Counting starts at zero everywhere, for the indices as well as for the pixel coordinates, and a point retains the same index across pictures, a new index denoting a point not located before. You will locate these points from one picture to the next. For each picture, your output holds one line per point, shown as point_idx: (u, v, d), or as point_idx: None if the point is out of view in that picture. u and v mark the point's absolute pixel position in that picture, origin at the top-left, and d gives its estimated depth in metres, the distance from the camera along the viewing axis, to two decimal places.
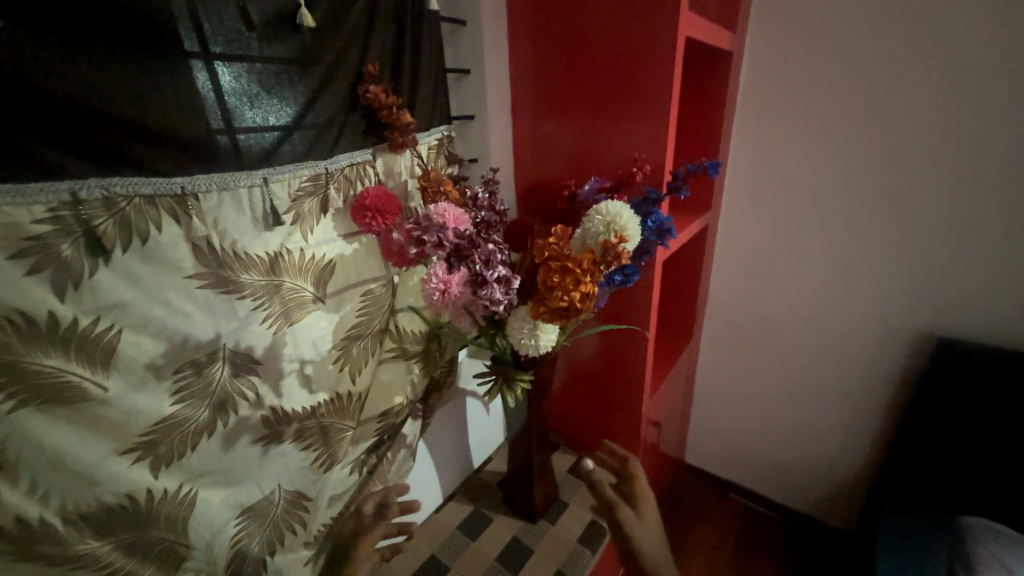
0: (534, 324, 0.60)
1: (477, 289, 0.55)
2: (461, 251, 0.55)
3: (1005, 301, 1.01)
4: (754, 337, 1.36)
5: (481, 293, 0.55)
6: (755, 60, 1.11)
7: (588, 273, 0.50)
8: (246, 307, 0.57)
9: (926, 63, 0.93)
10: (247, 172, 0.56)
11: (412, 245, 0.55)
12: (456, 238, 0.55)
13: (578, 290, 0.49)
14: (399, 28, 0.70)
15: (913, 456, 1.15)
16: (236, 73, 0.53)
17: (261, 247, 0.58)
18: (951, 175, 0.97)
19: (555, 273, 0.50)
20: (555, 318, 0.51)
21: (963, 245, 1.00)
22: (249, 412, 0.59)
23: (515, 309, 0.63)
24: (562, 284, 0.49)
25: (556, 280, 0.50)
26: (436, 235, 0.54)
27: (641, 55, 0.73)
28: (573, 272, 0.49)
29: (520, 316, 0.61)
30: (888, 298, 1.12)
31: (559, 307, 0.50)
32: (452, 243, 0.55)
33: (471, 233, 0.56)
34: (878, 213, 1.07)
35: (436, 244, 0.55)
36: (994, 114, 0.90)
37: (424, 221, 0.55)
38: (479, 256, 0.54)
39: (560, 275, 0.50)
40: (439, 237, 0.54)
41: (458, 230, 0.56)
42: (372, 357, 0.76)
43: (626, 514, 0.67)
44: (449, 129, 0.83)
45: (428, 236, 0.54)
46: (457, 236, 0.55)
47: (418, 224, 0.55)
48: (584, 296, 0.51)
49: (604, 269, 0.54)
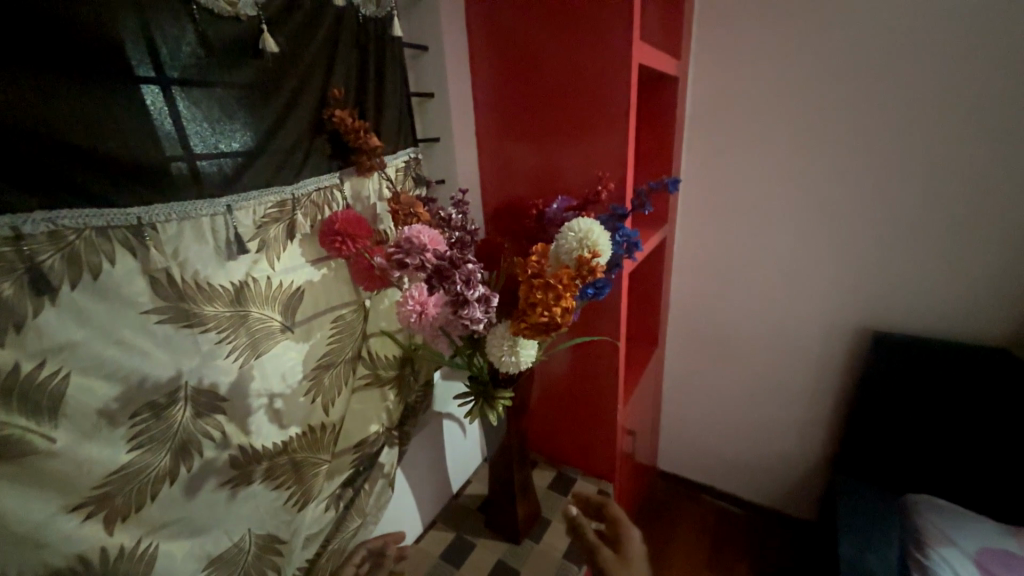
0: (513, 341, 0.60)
1: (458, 308, 0.55)
2: (443, 271, 0.55)
3: (928, 295, 1.13)
4: (715, 341, 1.43)
5: (461, 312, 0.54)
6: (699, 84, 1.20)
7: (568, 289, 0.52)
8: (210, 341, 0.54)
9: (846, 87, 1.05)
10: (209, 200, 0.53)
11: (395, 268, 0.56)
12: (438, 259, 0.55)
13: (559, 304, 0.51)
14: (363, 53, 0.70)
15: (863, 443, 1.24)
16: (194, 99, 0.51)
17: (225, 277, 0.56)
18: (874, 184, 1.09)
19: (537, 289, 0.51)
20: (536, 333, 0.52)
21: (888, 245, 1.12)
22: (214, 453, 0.55)
23: (493, 327, 0.63)
24: (543, 300, 0.51)
25: (538, 296, 0.51)
26: (417, 257, 0.55)
27: (600, 82, 0.77)
28: (554, 288, 0.51)
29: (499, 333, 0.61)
30: (830, 297, 1.22)
31: (540, 324, 0.51)
32: (432, 263, 0.55)
33: (451, 253, 0.56)
34: (815, 221, 1.17)
35: (418, 266, 0.55)
36: (905, 130, 1.03)
37: (406, 243, 0.55)
38: (460, 276, 0.54)
39: (542, 291, 0.51)
40: (421, 260, 0.55)
41: (438, 250, 0.56)
42: (345, 386, 0.73)
43: (608, 557, 0.65)
44: (416, 151, 0.84)
45: (411, 258, 0.55)
46: (437, 257, 0.55)
47: (399, 247, 0.56)
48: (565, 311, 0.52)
49: (580, 283, 0.56)
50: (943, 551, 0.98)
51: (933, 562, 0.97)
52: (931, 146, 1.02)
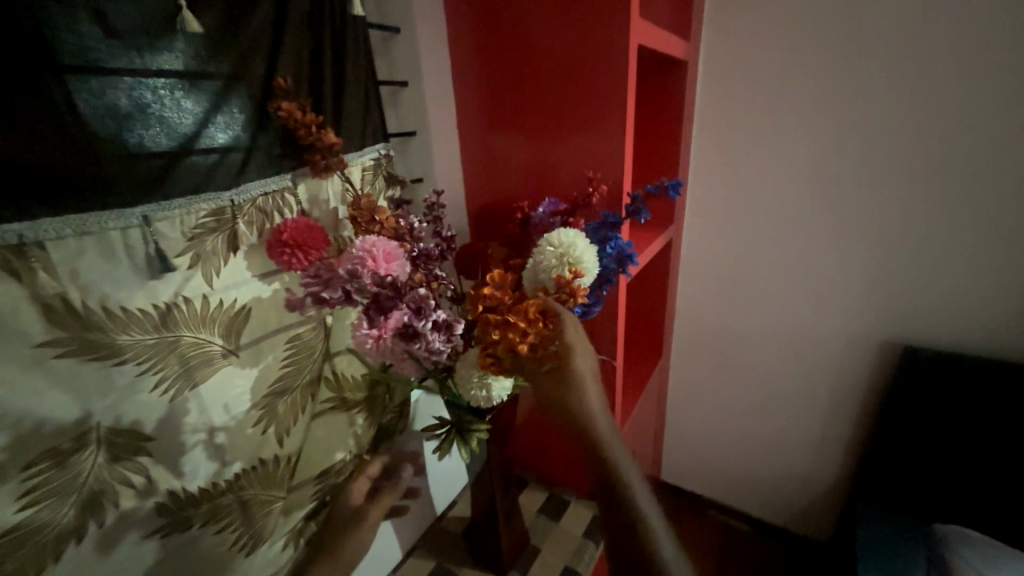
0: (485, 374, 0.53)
1: (408, 342, 0.47)
2: (382, 301, 0.47)
3: (963, 306, 1.01)
4: (724, 351, 1.33)
5: (415, 345, 0.47)
6: (709, 68, 1.07)
7: (535, 323, 0.45)
8: (129, 374, 0.47)
9: (878, 70, 0.92)
10: (121, 211, 0.45)
11: (314, 302, 0.47)
12: (373, 286, 0.47)
13: (524, 343, 0.45)
14: (317, 36, 0.61)
15: (886, 464, 1.14)
16: (98, 90, 0.42)
17: (146, 298, 0.48)
18: (907, 181, 0.97)
19: (494, 328, 0.45)
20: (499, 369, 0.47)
21: (919, 249, 1.00)
22: (136, 501, 0.48)
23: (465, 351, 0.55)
24: (504, 339, 0.45)
25: (497, 335, 0.45)
26: (339, 287, 0.47)
27: (592, 64, 0.67)
28: (516, 326, 0.45)
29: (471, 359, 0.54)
30: (852, 306, 1.11)
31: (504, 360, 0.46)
32: (369, 291, 0.47)
33: (394, 277, 0.48)
34: (838, 222, 1.06)
35: (345, 296, 0.47)
36: (945, 121, 0.90)
37: (324, 272, 0.47)
38: (409, 304, 0.48)
39: (500, 330, 0.45)
40: (345, 289, 0.47)
41: (377, 274, 0.48)
42: (303, 411, 0.66)
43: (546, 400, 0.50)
44: (387, 148, 0.75)
45: (330, 291, 0.46)
46: (375, 283, 0.47)
47: (318, 276, 0.47)
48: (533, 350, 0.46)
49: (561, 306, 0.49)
50: None
51: None
52: (972, 139, 0.89)
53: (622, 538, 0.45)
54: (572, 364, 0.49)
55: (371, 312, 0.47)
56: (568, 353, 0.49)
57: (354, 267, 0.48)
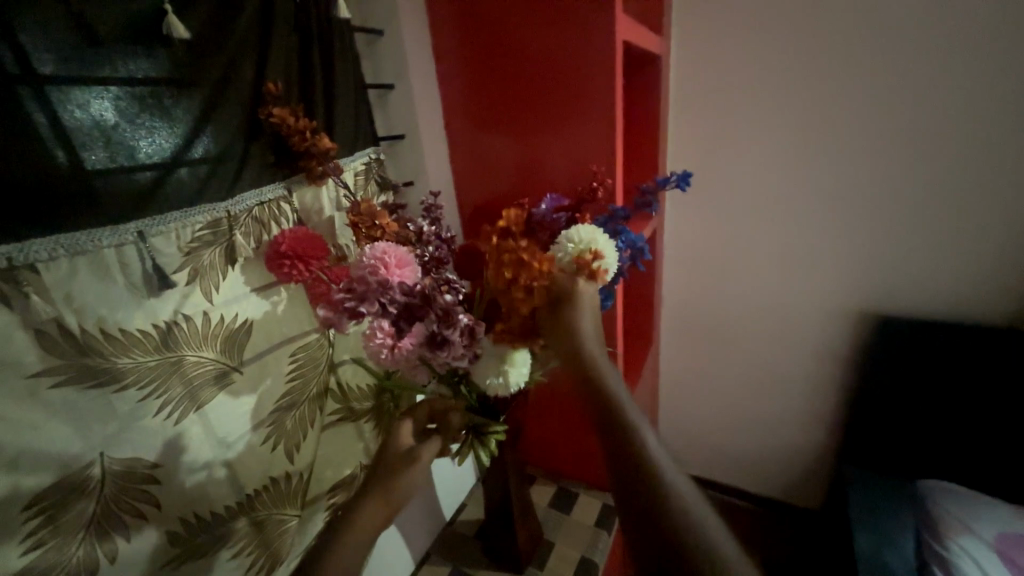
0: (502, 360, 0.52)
1: (434, 349, 0.48)
2: (413, 310, 0.48)
3: (926, 274, 1.09)
4: (711, 334, 1.38)
5: (441, 353, 0.47)
6: (681, 62, 1.11)
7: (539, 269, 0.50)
8: (131, 400, 0.44)
9: (836, 58, 0.98)
10: (114, 227, 0.43)
11: (350, 319, 0.48)
12: (403, 297, 0.48)
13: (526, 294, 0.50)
14: (303, 39, 0.60)
15: (871, 430, 1.22)
16: (81, 101, 0.40)
17: (145, 318, 0.46)
18: (869, 161, 1.03)
19: (506, 266, 0.51)
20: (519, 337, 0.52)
21: (884, 224, 1.07)
22: (146, 533, 0.45)
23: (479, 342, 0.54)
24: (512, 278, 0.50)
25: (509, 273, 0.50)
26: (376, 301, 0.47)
27: (581, 60, 0.68)
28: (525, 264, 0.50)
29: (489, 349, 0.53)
30: (827, 282, 1.18)
31: (525, 327, 0.52)
32: (397, 302, 0.48)
33: (421, 287, 0.49)
34: (809, 203, 1.12)
35: (378, 310, 0.47)
36: (905, 101, 0.96)
37: (359, 286, 0.47)
38: (435, 312, 0.47)
39: (512, 267, 0.50)
40: (379, 303, 0.47)
41: (403, 285, 0.48)
42: (312, 426, 0.64)
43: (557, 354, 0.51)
44: (377, 151, 0.74)
45: (367, 305, 0.47)
46: (404, 293, 0.48)
47: (353, 291, 0.48)
48: (548, 311, 0.52)
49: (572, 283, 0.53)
50: (959, 540, 0.97)
51: (952, 553, 0.95)
52: (924, 118, 0.96)
53: (623, 471, 0.40)
54: (578, 305, 0.52)
55: (401, 322, 0.48)
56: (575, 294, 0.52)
57: (381, 279, 0.48)
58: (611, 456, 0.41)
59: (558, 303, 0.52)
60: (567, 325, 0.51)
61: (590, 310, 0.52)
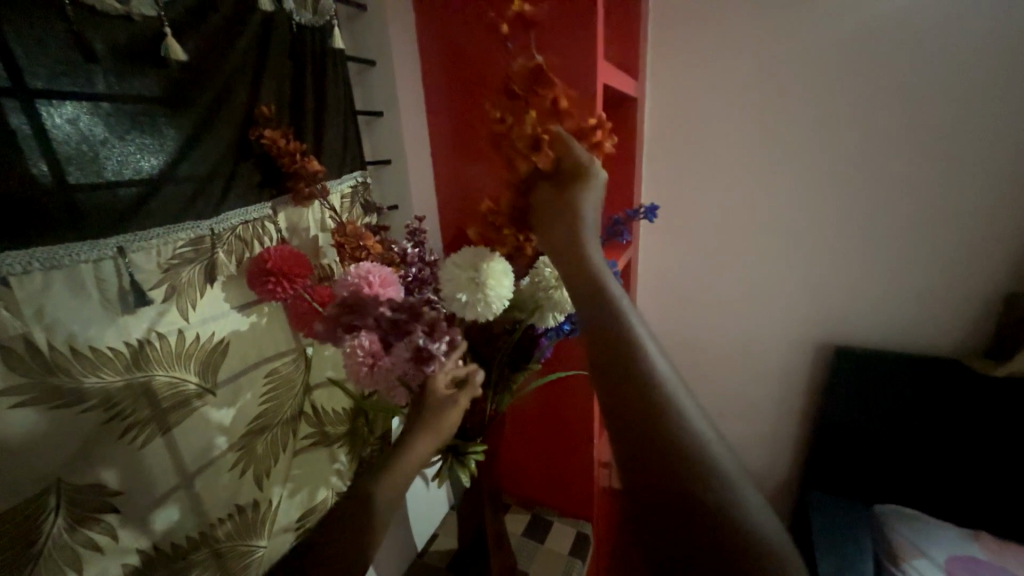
0: (477, 276, 0.50)
1: (418, 365, 0.46)
2: (400, 324, 0.46)
3: (875, 308, 1.18)
4: (682, 361, 1.42)
5: (425, 367, 0.46)
6: (655, 104, 1.19)
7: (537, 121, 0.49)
8: (96, 421, 0.42)
9: (792, 109, 1.08)
10: (93, 242, 0.42)
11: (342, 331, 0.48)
12: (391, 311, 0.47)
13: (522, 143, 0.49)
14: (298, 65, 0.62)
15: (831, 456, 1.27)
16: (71, 114, 0.40)
17: (118, 336, 0.44)
18: (823, 203, 1.13)
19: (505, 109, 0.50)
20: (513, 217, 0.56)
21: (836, 260, 1.16)
22: (100, 568, 0.43)
23: (447, 263, 0.53)
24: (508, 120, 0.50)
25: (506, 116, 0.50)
26: (371, 317, 0.46)
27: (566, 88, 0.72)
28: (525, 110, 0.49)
29: (460, 268, 0.51)
30: (788, 312, 1.26)
31: (518, 206, 0.54)
32: (387, 316, 0.46)
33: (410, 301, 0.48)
34: (770, 239, 1.20)
35: (370, 322, 0.46)
36: (852, 151, 1.07)
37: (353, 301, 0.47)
38: (422, 326, 0.46)
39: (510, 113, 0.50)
40: (371, 317, 0.46)
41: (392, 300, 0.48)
42: (283, 450, 0.62)
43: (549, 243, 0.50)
44: (364, 175, 0.75)
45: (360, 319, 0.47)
46: (394, 308, 0.47)
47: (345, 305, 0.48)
48: (546, 188, 0.52)
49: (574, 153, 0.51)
50: (916, 564, 1.01)
51: None
52: (867, 167, 1.07)
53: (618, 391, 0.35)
54: (587, 185, 0.50)
55: (389, 336, 0.46)
56: (580, 181, 0.50)
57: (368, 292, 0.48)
58: (604, 376, 0.37)
59: (566, 181, 0.51)
60: (558, 215, 0.49)
61: (596, 197, 0.51)
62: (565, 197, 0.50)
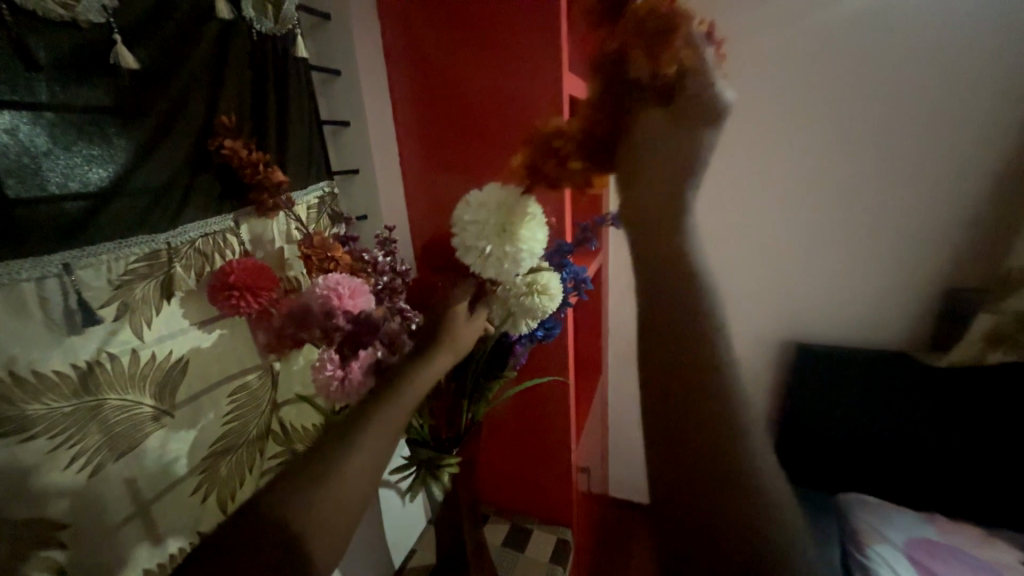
0: (507, 221, 0.44)
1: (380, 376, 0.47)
2: (357, 337, 0.46)
3: (835, 301, 1.25)
4: None
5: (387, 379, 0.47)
6: None
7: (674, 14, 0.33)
8: (41, 450, 0.39)
9: (750, 118, 1.15)
10: (37, 259, 0.40)
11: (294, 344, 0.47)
12: (346, 323, 0.47)
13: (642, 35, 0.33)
14: (259, 74, 0.60)
15: None
16: (11, 125, 0.38)
17: (64, 359, 0.42)
18: (784, 202, 1.19)
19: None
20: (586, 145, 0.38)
21: (797, 257, 1.23)
22: None
23: (471, 201, 0.46)
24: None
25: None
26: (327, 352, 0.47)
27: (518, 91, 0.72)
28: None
29: (489, 209, 0.44)
30: (757, 308, 1.32)
31: (595, 134, 0.37)
32: (343, 328, 0.47)
33: (364, 311, 0.48)
34: (738, 237, 1.26)
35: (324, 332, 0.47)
36: (805, 157, 1.14)
37: (303, 310, 0.46)
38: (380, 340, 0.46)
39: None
40: (326, 328, 0.47)
41: (348, 311, 0.48)
42: (249, 472, 0.59)
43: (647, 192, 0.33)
44: (331, 185, 0.74)
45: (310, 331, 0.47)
46: (349, 319, 0.47)
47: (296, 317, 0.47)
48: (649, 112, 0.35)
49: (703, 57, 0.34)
50: (878, 549, 1.06)
51: (872, 561, 1.05)
52: (818, 172, 1.13)
53: (669, 371, 0.29)
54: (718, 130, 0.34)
55: (347, 348, 0.47)
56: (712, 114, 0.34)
57: (327, 302, 0.47)
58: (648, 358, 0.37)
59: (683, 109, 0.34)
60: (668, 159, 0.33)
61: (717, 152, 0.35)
62: (682, 138, 0.33)
